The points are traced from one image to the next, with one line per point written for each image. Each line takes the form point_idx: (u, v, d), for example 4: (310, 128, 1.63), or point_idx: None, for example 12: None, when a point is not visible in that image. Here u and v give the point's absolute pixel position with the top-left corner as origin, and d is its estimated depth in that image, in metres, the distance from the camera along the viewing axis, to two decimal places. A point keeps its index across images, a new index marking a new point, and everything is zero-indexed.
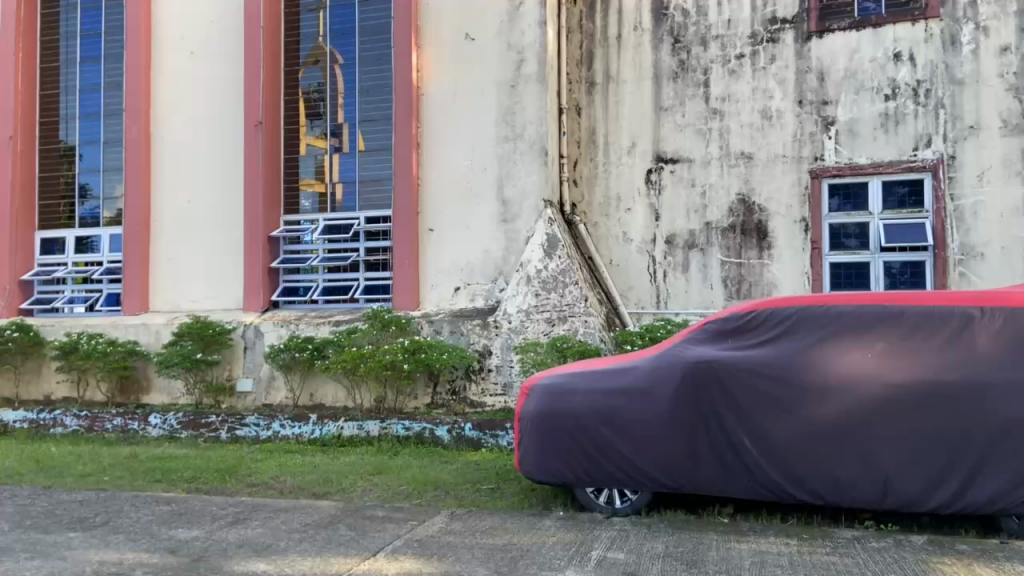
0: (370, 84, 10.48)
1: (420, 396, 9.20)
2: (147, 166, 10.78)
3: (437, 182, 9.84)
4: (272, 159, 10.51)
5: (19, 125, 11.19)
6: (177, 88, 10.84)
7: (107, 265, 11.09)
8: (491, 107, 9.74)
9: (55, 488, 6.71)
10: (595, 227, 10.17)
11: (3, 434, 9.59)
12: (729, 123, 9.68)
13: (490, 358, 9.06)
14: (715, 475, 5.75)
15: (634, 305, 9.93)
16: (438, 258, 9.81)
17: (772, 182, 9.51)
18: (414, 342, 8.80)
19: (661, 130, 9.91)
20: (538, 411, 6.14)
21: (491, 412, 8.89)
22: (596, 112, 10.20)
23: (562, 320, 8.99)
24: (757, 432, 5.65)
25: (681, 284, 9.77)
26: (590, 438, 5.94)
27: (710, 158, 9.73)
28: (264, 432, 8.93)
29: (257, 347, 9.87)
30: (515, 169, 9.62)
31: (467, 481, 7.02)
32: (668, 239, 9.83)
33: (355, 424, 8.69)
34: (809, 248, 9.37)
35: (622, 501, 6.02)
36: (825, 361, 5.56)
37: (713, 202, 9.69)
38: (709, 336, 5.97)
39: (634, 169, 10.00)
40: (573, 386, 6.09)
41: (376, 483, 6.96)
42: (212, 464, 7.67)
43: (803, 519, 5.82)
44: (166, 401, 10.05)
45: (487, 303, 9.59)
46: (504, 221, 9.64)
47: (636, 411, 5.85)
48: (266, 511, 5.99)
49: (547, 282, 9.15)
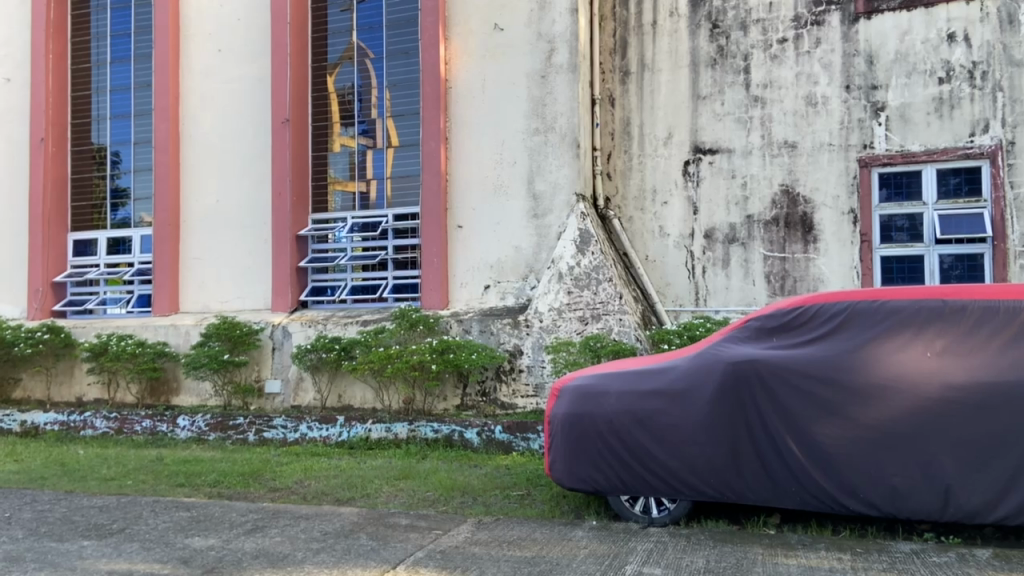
0: (397, 78, 10.24)
1: (449, 397, 8.93)
2: (175, 165, 10.70)
3: (467, 176, 9.55)
4: (300, 155, 10.35)
5: (50, 127, 11.24)
6: (205, 86, 10.75)
7: (138, 266, 11.06)
8: (521, 98, 9.42)
9: (76, 493, 6.59)
10: (630, 221, 9.76)
11: (34, 435, 9.58)
12: (772, 111, 9.22)
13: (522, 358, 8.75)
14: (759, 483, 5.35)
15: (671, 303, 9.53)
16: (468, 255, 9.53)
17: (818, 172, 9.02)
18: (442, 341, 8.55)
19: (699, 120, 9.49)
20: (569, 414, 5.79)
21: (523, 414, 8.58)
22: (630, 102, 9.80)
23: (595, 318, 8.64)
24: (806, 436, 5.24)
25: (721, 280, 9.33)
26: (624, 443, 5.58)
27: (751, 148, 9.28)
28: (291, 434, 8.75)
29: (285, 348, 9.70)
30: (547, 162, 9.29)
31: (496, 486, 6.71)
32: (707, 234, 9.41)
33: (383, 426, 8.46)
34: (858, 241, 8.87)
35: (660, 510, 5.64)
36: (879, 360, 5.13)
37: (754, 194, 9.25)
38: (752, 334, 5.58)
39: (671, 160, 9.59)
40: (606, 387, 5.73)
41: (402, 488, 6.69)
42: (237, 467, 7.49)
43: (857, 531, 5.37)
44: (196, 402, 9.94)
45: (518, 301, 9.29)
46: (535, 216, 9.33)
47: (674, 414, 5.47)
48: (286, 519, 5.76)
49: (579, 279, 8.80)
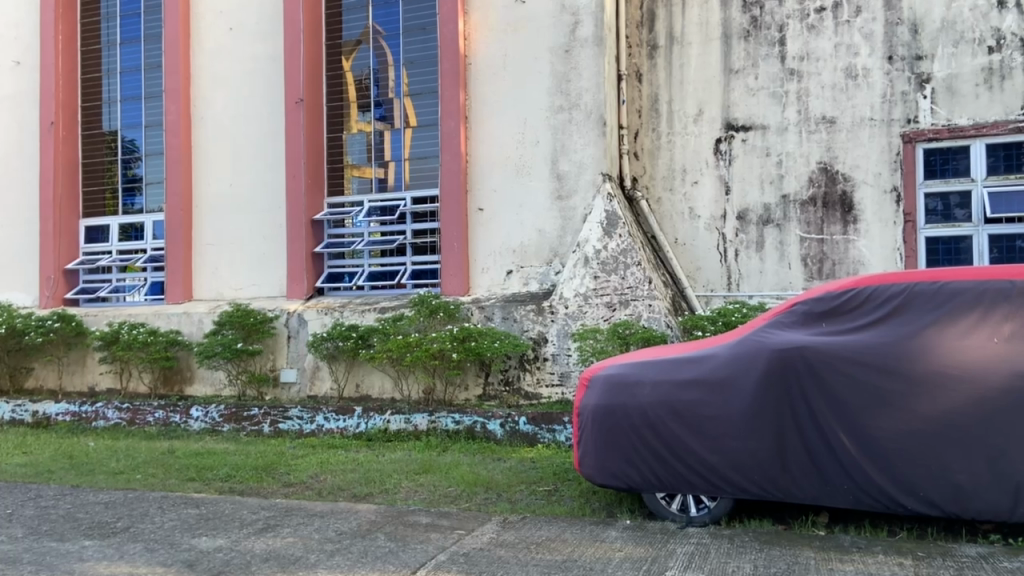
0: (414, 55, 9.85)
1: (471, 387, 8.56)
2: (187, 148, 10.40)
3: (487, 157, 9.15)
4: (314, 137, 10.00)
5: (61, 111, 10.98)
6: (216, 66, 10.43)
7: (151, 253, 10.79)
8: (543, 74, 8.99)
9: (83, 488, 6.32)
10: (658, 203, 9.29)
11: (46, 426, 9.35)
12: (809, 84, 8.72)
13: (546, 346, 8.36)
14: (807, 481, 4.92)
15: (702, 288, 9.08)
16: (489, 240, 9.14)
17: (858, 148, 8.53)
18: (463, 329, 8.20)
19: (731, 95, 9.00)
20: (600, 405, 5.40)
21: (548, 405, 8.20)
22: (658, 77, 9.32)
23: (623, 304, 8.22)
24: (860, 429, 4.81)
25: (755, 264, 8.87)
26: (660, 437, 5.18)
27: (787, 124, 8.79)
28: (307, 425, 8.43)
29: (300, 336, 9.38)
30: (571, 141, 8.87)
31: (522, 482, 6.34)
32: (740, 215, 8.94)
33: (402, 417, 8.12)
34: (902, 220, 8.37)
35: (699, 509, 5.23)
36: (940, 347, 4.69)
37: (790, 172, 8.76)
38: (799, 320, 5.15)
39: (701, 138, 9.11)
40: (640, 377, 5.33)
41: (423, 483, 6.34)
42: (250, 461, 7.18)
43: (915, 532, 4.94)
44: (210, 392, 9.66)
45: (542, 287, 8.90)
46: (558, 197, 8.91)
47: (714, 405, 5.06)
48: (300, 517, 5.43)
49: (606, 263, 8.38)
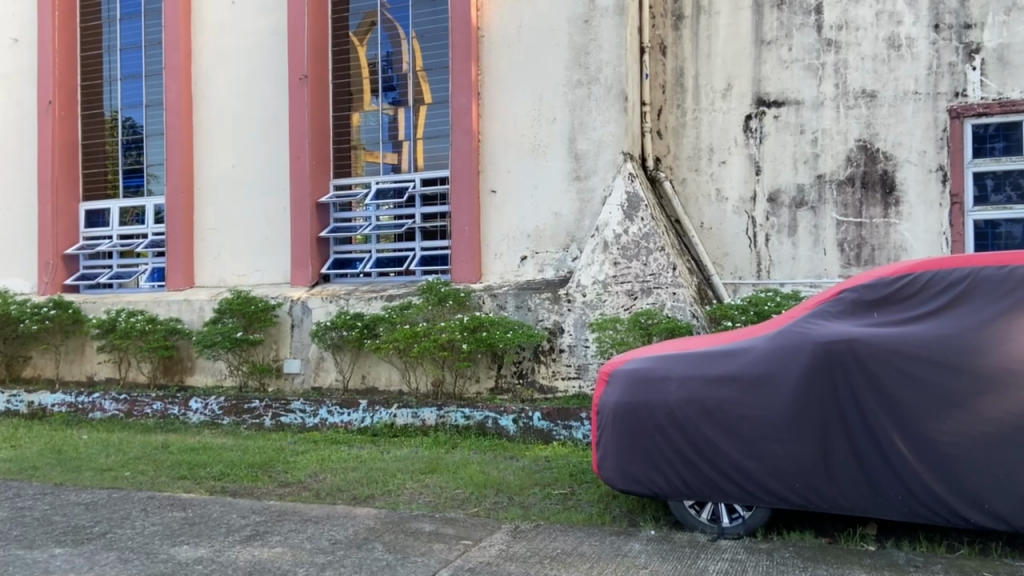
0: (425, 28, 9.33)
1: (482, 380, 8.07)
2: (188, 128, 9.96)
3: (501, 136, 8.62)
4: (320, 116, 9.52)
5: (58, 90, 10.57)
6: (218, 42, 9.96)
7: (152, 237, 10.37)
8: (561, 46, 8.42)
9: (66, 487, 5.91)
10: (683, 184, 8.70)
11: (41, 418, 8.99)
12: (847, 56, 8.10)
13: (562, 337, 7.84)
14: (855, 490, 4.38)
15: (730, 275, 8.50)
16: (502, 224, 8.62)
17: (901, 125, 7.92)
18: (474, 318, 7.71)
19: (763, 68, 8.40)
20: (622, 403, 4.88)
21: (564, 400, 7.69)
22: (684, 50, 8.71)
23: (645, 293, 7.68)
24: (917, 433, 4.25)
25: (787, 249, 8.29)
26: (688, 438, 4.67)
27: (824, 99, 8.18)
28: (310, 419, 7.98)
29: (304, 324, 8.94)
30: (590, 118, 8.31)
31: (536, 484, 5.84)
32: (771, 197, 8.34)
33: (409, 411, 7.66)
34: (948, 203, 7.75)
35: (731, 519, 4.70)
36: (1010, 340, 4.12)
37: (826, 151, 8.16)
38: (846, 309, 4.59)
39: (730, 115, 8.51)
40: (666, 372, 4.80)
41: (429, 485, 5.86)
42: (247, 457, 6.74)
43: (978, 548, 4.38)
44: (211, 383, 9.25)
45: (558, 274, 8.37)
46: (576, 178, 8.36)
47: (750, 405, 4.53)
48: (292, 522, 4.96)
49: (627, 248, 7.82)
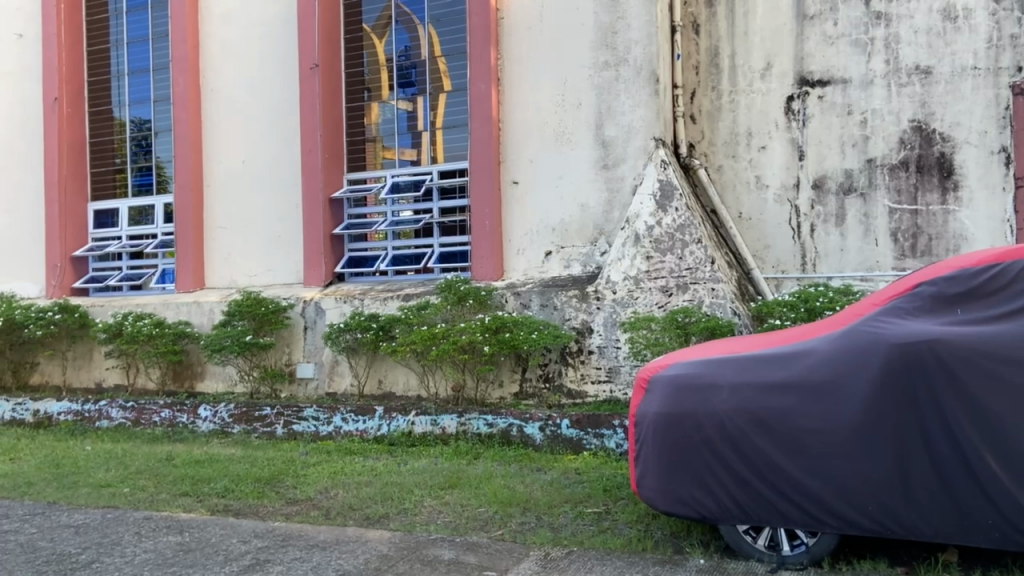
0: (441, 13, 8.81)
1: (506, 384, 7.55)
2: (196, 123, 9.54)
3: (523, 123, 8.08)
4: (331, 107, 9.04)
5: (64, 86, 10.20)
6: (226, 33, 9.53)
7: (161, 237, 9.97)
8: (586, 26, 7.84)
9: (59, 506, 5.48)
10: (719, 172, 8.09)
11: (47, 427, 8.63)
12: (899, 29, 7.44)
13: (591, 337, 7.29)
14: (938, 514, 3.78)
15: (772, 269, 7.89)
16: (525, 217, 8.08)
17: (959, 103, 7.26)
18: (495, 318, 7.19)
19: (806, 45, 7.76)
20: (663, 414, 4.33)
21: (595, 406, 7.14)
22: (719, 28, 8.09)
23: (681, 289, 7.09)
24: (1013, 449, 3.64)
25: (834, 240, 7.66)
26: (741, 454, 4.10)
27: (873, 76, 7.53)
28: (324, 427, 7.51)
29: (318, 327, 8.48)
30: (619, 101, 7.73)
31: (566, 501, 5.29)
32: (817, 184, 7.72)
33: (428, 419, 7.16)
34: (1012, 186, 7.09)
35: (793, 546, 4.14)
36: None
37: (876, 133, 7.51)
38: (923, 306, 3.99)
39: (770, 96, 7.89)
40: (715, 378, 4.23)
41: (449, 502, 5.34)
42: (255, 470, 6.27)
43: None
44: (222, 389, 8.82)
45: (586, 270, 7.80)
46: (604, 167, 7.79)
47: (814, 416, 3.95)
48: (297, 549, 4.47)
49: (661, 241, 7.24)
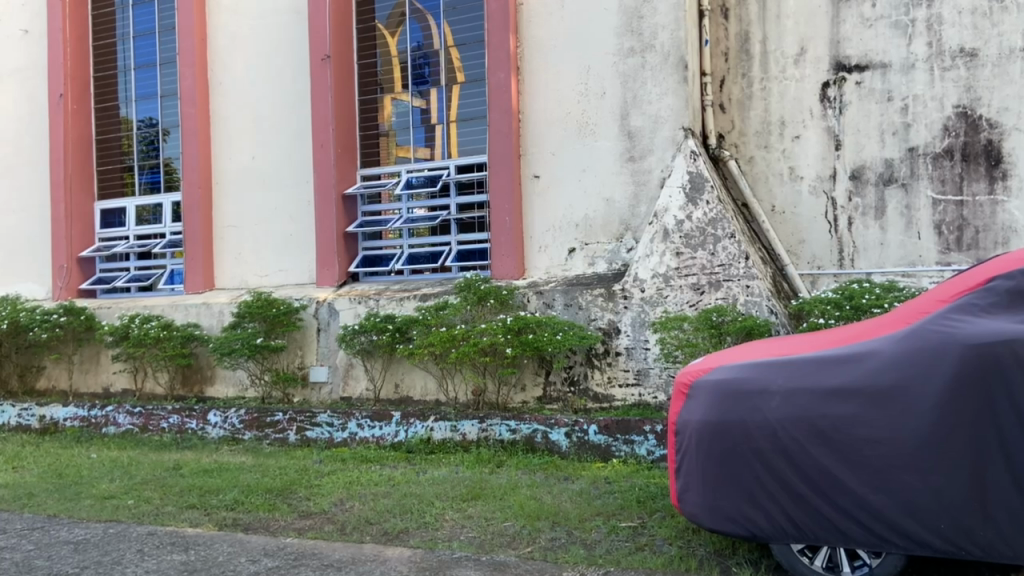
0: (456, 2, 8.46)
1: (528, 388, 7.20)
2: (204, 119, 9.25)
3: (544, 115, 7.73)
4: (344, 101, 8.72)
5: (69, 83, 9.94)
6: (235, 26, 9.23)
7: (170, 237, 9.68)
8: (609, 11, 7.47)
9: (59, 521, 5.18)
10: (750, 163, 7.70)
11: (53, 433, 8.36)
12: (942, 10, 7.03)
13: (618, 338, 6.93)
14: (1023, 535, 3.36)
15: (807, 265, 7.50)
16: (547, 212, 7.72)
17: (1007, 87, 6.83)
18: (517, 318, 6.85)
19: (842, 28, 7.36)
20: (708, 423, 3.96)
21: (623, 411, 6.79)
22: (749, 12, 7.70)
23: (714, 286, 6.71)
24: None
25: (874, 234, 7.26)
26: (796, 467, 3.72)
27: (915, 60, 7.11)
28: (338, 433, 7.18)
29: (331, 328, 8.16)
30: (645, 89, 7.35)
31: (598, 515, 4.92)
32: (855, 174, 7.31)
33: (447, 425, 6.82)
34: None
35: (854, 568, 3.75)
36: None
37: (918, 120, 7.10)
38: (999, 302, 3.62)
39: (804, 83, 7.49)
40: (765, 384, 3.86)
41: (473, 515, 4.99)
42: (267, 480, 5.95)
43: None
44: (233, 394, 8.51)
45: (611, 267, 7.44)
46: (629, 158, 7.42)
47: (879, 425, 3.56)
48: (310, 569, 4.14)
49: (691, 236, 6.85)
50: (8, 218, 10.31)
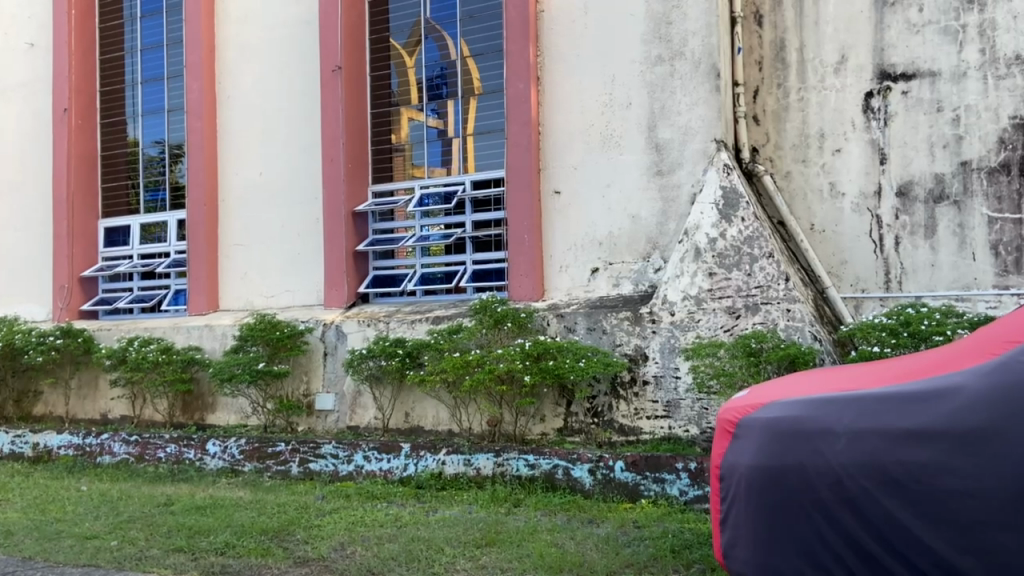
0: (472, 10, 8.06)
1: (548, 419, 6.68)
2: (212, 134, 8.91)
3: (566, 126, 7.29)
4: (356, 114, 8.34)
5: (74, 96, 9.66)
6: (244, 36, 8.90)
7: (174, 256, 9.29)
8: (634, 17, 7.04)
9: (33, 565, 4.70)
10: (786, 178, 7.19)
11: (46, 462, 7.94)
12: (996, 14, 6.52)
13: (645, 366, 6.40)
14: None
15: (850, 288, 6.95)
16: (569, 230, 7.24)
17: None
18: (537, 343, 6.35)
19: (885, 35, 6.87)
20: (760, 468, 3.40)
21: (652, 445, 6.24)
22: (785, 18, 7.23)
23: (751, 310, 6.16)
24: None
25: (923, 255, 6.71)
26: (864, 522, 3.09)
27: (966, 68, 6.60)
28: (343, 466, 6.69)
29: (338, 352, 7.69)
30: (673, 99, 6.89)
31: (627, 567, 4.36)
32: (902, 190, 6.78)
33: (461, 458, 6.31)
34: None
35: None
36: None
37: (972, 132, 6.57)
38: None
39: (845, 93, 7.00)
40: (825, 424, 3.29)
41: (487, 564, 4.46)
42: (265, 519, 5.46)
43: None
44: (234, 422, 8.05)
45: (638, 289, 6.92)
46: (657, 173, 6.94)
47: (966, 476, 2.93)
48: None
49: (724, 255, 6.33)
50: (10, 236, 10.00)
